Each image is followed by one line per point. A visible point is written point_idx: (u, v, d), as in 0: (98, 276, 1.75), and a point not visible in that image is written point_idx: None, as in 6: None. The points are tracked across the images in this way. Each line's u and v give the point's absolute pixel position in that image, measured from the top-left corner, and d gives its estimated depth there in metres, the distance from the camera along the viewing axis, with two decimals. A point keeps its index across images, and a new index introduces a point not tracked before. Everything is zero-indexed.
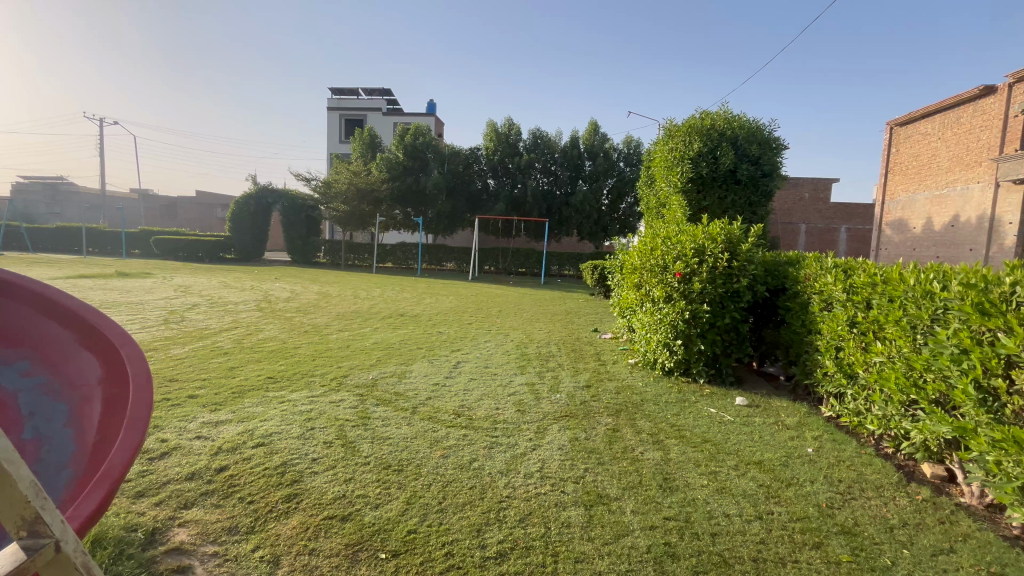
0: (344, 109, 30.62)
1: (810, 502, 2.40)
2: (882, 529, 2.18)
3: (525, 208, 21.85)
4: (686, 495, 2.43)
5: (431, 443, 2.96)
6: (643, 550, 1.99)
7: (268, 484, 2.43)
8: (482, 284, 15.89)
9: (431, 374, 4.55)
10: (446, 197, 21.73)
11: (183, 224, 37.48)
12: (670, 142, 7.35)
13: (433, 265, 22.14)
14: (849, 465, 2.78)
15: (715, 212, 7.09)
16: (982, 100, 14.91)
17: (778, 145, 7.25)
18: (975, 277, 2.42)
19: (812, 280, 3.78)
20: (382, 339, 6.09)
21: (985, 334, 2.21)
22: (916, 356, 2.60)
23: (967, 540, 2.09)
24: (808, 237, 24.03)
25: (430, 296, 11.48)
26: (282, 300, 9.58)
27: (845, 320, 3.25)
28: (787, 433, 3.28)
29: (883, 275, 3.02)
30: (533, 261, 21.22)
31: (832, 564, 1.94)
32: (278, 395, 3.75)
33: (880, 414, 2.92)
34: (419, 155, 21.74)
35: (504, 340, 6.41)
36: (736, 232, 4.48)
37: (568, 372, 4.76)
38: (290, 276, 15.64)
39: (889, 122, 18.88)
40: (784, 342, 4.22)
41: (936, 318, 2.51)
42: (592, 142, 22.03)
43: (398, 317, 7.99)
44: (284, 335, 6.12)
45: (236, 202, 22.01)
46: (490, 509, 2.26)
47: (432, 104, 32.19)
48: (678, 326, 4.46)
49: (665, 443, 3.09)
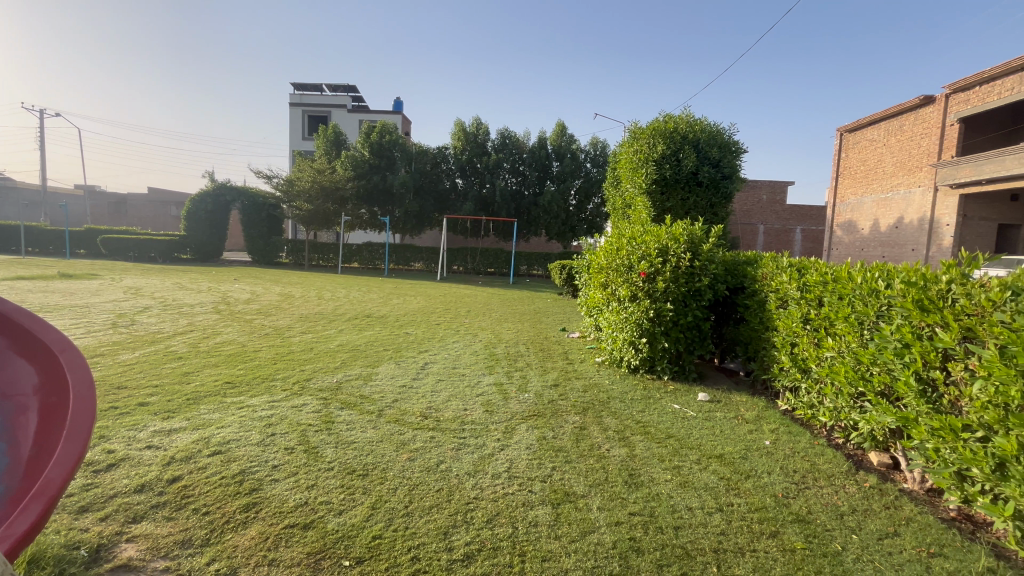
0: (308, 105, 29.80)
1: (767, 492, 2.50)
2: (833, 516, 2.29)
3: (494, 208, 21.85)
4: (650, 490, 2.48)
5: (397, 446, 2.91)
6: (609, 546, 2.02)
7: (225, 494, 2.33)
8: (450, 284, 15.80)
9: (397, 375, 4.48)
10: (413, 197, 21.45)
11: (133, 223, 35.65)
12: (636, 144, 7.50)
13: (400, 265, 21.84)
14: (803, 456, 2.90)
15: (678, 213, 7.27)
16: (923, 109, 15.89)
17: (737, 149, 7.50)
18: (915, 275, 2.56)
19: (769, 279, 3.92)
20: (347, 341, 5.96)
21: (925, 329, 2.35)
22: (863, 350, 2.73)
23: (910, 524, 2.21)
24: (766, 237, 25.02)
25: (397, 296, 11.34)
26: (242, 302, 9.26)
27: (800, 317, 3.40)
28: (746, 427, 3.40)
29: (833, 274, 3.17)
30: (502, 261, 21.24)
31: (786, 552, 2.02)
32: (237, 400, 3.61)
33: (831, 406, 3.07)
34: (386, 153, 21.41)
35: (472, 340, 6.38)
36: (697, 233, 4.61)
37: (536, 372, 4.77)
38: (251, 277, 15.13)
39: (839, 128, 19.90)
40: (743, 339, 4.37)
41: (880, 314, 2.66)
42: (559, 143, 22.27)
43: (364, 319, 7.84)
44: (244, 338, 5.90)
45: (192, 200, 21.13)
46: (457, 511, 2.25)
47: (399, 102, 31.80)
48: (642, 325, 4.54)
49: (630, 439, 3.14)
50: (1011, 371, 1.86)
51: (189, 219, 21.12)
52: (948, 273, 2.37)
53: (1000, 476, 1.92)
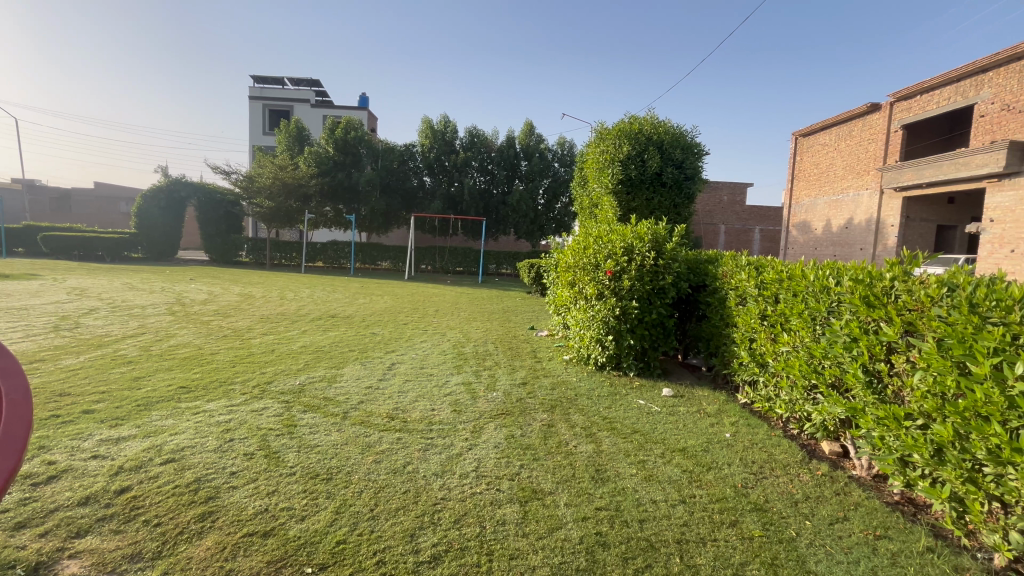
0: (268, 99, 28.82)
1: (727, 483, 2.58)
2: (788, 503, 2.39)
3: (462, 207, 21.72)
4: (616, 485, 2.53)
5: (363, 448, 2.86)
6: (575, 541, 2.04)
7: (179, 503, 2.23)
8: (418, 284, 15.61)
9: (363, 377, 4.39)
10: (379, 194, 21.09)
11: (77, 219, 33.52)
12: (602, 144, 7.62)
13: (367, 264, 21.43)
14: (760, 447, 3.01)
15: (642, 213, 7.41)
16: (870, 116, 16.79)
17: (700, 150, 7.70)
18: (863, 273, 2.69)
19: (729, 277, 4.05)
20: (310, 342, 5.80)
21: (871, 324, 2.49)
22: (816, 345, 2.87)
23: (859, 508, 2.34)
24: (727, 237, 25.86)
25: (363, 296, 11.12)
26: (198, 303, 8.88)
27: (757, 313, 3.53)
28: (708, 420, 3.50)
29: (787, 271, 3.30)
30: (471, 260, 21.15)
31: (745, 540, 2.09)
32: (193, 405, 3.46)
33: (786, 398, 3.21)
34: (351, 150, 20.94)
35: (440, 340, 6.32)
36: (661, 232, 4.71)
37: (505, 371, 4.78)
38: (208, 277, 14.53)
39: (794, 132, 20.77)
40: (705, 335, 4.51)
41: (831, 310, 2.78)
42: (527, 142, 22.36)
43: (330, 319, 7.65)
44: (201, 340, 5.66)
45: (144, 196, 20.22)
46: (424, 512, 2.22)
47: (365, 97, 31.18)
48: (609, 322, 4.61)
49: (597, 435, 3.19)
50: (947, 362, 1.99)
51: (141, 218, 20.08)
52: (892, 270, 2.50)
53: (938, 461, 2.05)
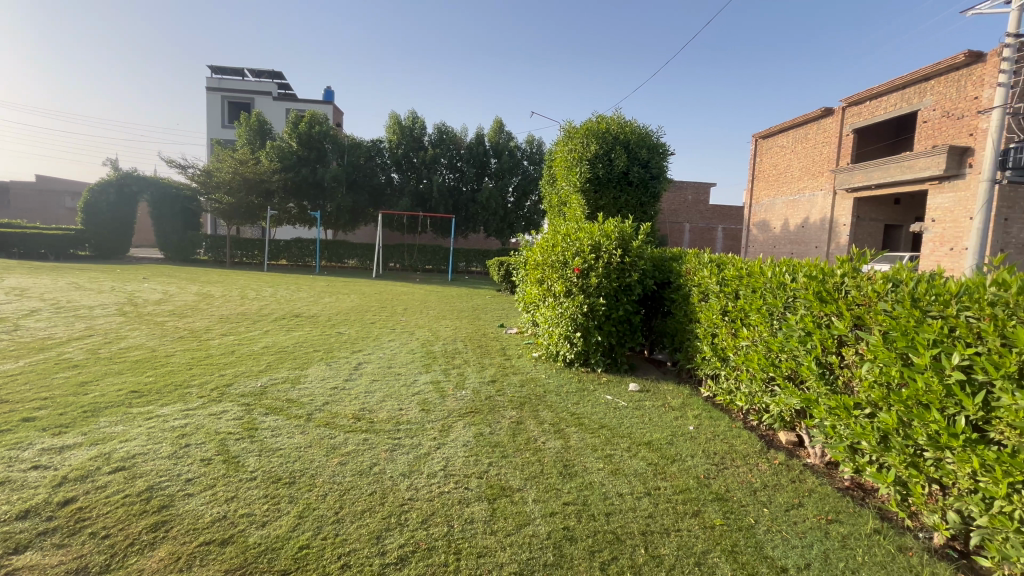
0: (227, 90, 27.72)
1: (691, 474, 2.66)
2: (748, 492, 2.48)
3: (431, 205, 21.50)
4: (584, 479, 2.56)
5: (328, 450, 2.79)
6: (543, 536, 2.06)
7: (129, 514, 2.11)
8: (386, 282, 15.37)
9: (329, 377, 4.28)
10: (346, 191, 20.64)
11: (15, 214, 31.37)
12: (570, 142, 7.68)
13: (333, 262, 20.93)
14: (722, 439, 3.11)
15: (610, 212, 7.53)
16: (824, 120, 17.56)
17: (665, 151, 7.86)
18: (816, 269, 2.80)
19: (692, 274, 4.16)
20: (273, 342, 5.63)
21: (823, 318, 2.60)
22: (773, 339, 2.98)
23: (812, 494, 2.45)
24: (691, 235, 26.59)
25: (329, 295, 10.87)
26: (151, 303, 8.47)
27: (719, 308, 3.64)
28: (673, 414, 3.59)
29: (746, 269, 3.40)
30: (440, 258, 20.97)
31: (707, 529, 2.15)
32: (146, 410, 3.29)
33: (746, 391, 3.32)
34: (316, 145, 20.40)
35: (409, 339, 6.24)
36: (628, 230, 4.79)
37: (474, 369, 4.77)
38: (163, 275, 13.87)
39: (754, 134, 21.50)
40: (670, 331, 4.61)
41: (787, 306, 2.90)
42: (497, 140, 22.32)
43: (293, 319, 7.44)
44: (155, 342, 5.40)
45: (91, 189, 19.15)
46: (391, 514, 2.18)
47: (330, 91, 30.42)
48: (577, 319, 4.66)
49: (565, 431, 3.22)
50: (893, 353, 2.10)
51: (87, 213, 18.95)
52: (843, 266, 2.61)
53: (884, 447, 2.17)
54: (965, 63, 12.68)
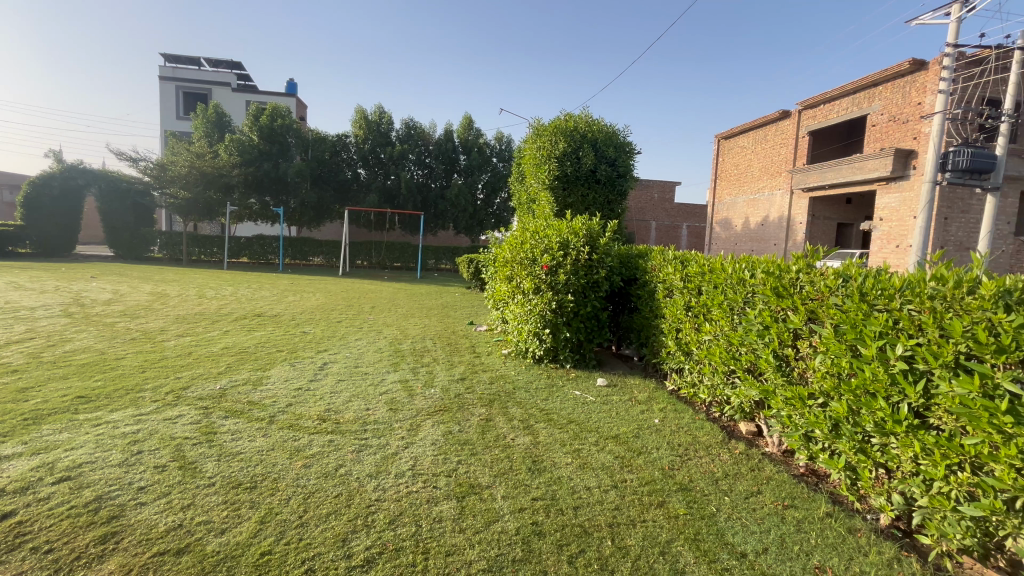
0: (182, 80, 26.52)
1: (656, 466, 2.72)
2: (710, 481, 2.56)
3: (399, 201, 21.16)
4: (553, 474, 2.58)
5: (291, 453, 2.71)
6: (512, 532, 2.06)
7: (74, 526, 2.00)
8: (353, 280, 15.07)
9: (292, 378, 4.17)
10: (310, 186, 20.08)
11: None
12: (539, 140, 7.73)
13: (297, 260, 20.36)
14: (686, 431, 3.19)
15: (578, 209, 7.60)
16: (782, 122, 18.26)
17: (631, 149, 7.97)
18: (773, 265, 2.91)
19: (657, 271, 4.25)
20: (233, 342, 5.43)
21: (780, 313, 2.71)
22: (734, 334, 3.08)
23: (770, 481, 2.55)
24: (658, 233, 27.20)
25: (293, 293, 10.59)
26: (101, 303, 8.04)
27: (683, 304, 3.74)
28: (639, 408, 3.66)
29: (708, 265, 3.50)
30: (409, 255, 20.75)
31: (671, 519, 2.21)
32: (94, 417, 3.11)
33: (709, 383, 3.42)
34: (278, 139, 19.74)
35: (377, 337, 6.14)
36: (595, 228, 4.86)
37: (442, 367, 4.72)
38: (113, 274, 13.16)
39: (717, 134, 22.15)
40: (637, 326, 4.71)
41: (746, 301, 3.01)
42: (466, 136, 22.18)
43: (255, 318, 7.21)
44: (104, 344, 5.12)
45: (32, 184, 17.88)
46: (357, 515, 2.14)
47: (293, 83, 29.49)
48: (546, 316, 4.69)
49: (534, 427, 3.24)
50: (843, 346, 2.21)
51: (28, 209, 17.72)
52: (797, 263, 2.71)
53: (835, 435, 2.29)
54: (910, 70, 13.41)
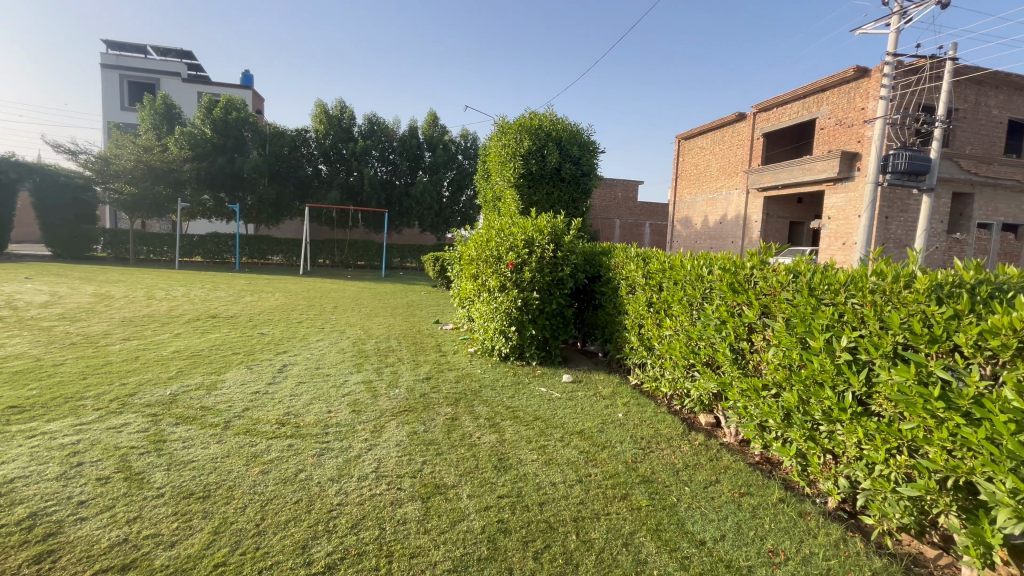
0: (126, 69, 25.02)
1: (619, 459, 2.77)
2: (671, 472, 2.63)
3: (362, 198, 20.69)
4: (518, 471, 2.59)
5: (247, 459, 2.61)
6: (477, 531, 2.05)
7: (6, 547, 1.86)
8: (315, 279, 14.66)
9: (249, 381, 4.01)
10: (268, 182, 19.37)
11: None
12: (504, 137, 7.72)
13: (255, 258, 19.63)
14: (649, 424, 3.27)
15: (543, 207, 7.64)
16: (738, 124, 18.93)
17: (595, 148, 8.06)
18: (730, 262, 2.99)
19: (620, 268, 4.33)
20: (185, 346, 5.17)
21: (736, 307, 2.81)
22: (693, 328, 3.17)
23: (728, 470, 2.65)
24: (621, 231, 27.69)
25: (250, 293, 10.19)
26: (35, 306, 7.47)
27: (645, 300, 3.82)
28: (603, 402, 3.72)
29: (668, 262, 3.59)
30: (373, 253, 20.40)
31: (634, 510, 2.26)
32: (27, 428, 2.89)
33: (670, 377, 3.51)
34: (233, 132, 18.91)
35: (339, 338, 5.98)
36: (560, 225, 4.91)
37: (408, 366, 4.66)
38: (49, 275, 12.29)
39: (678, 135, 22.76)
40: (601, 323, 4.79)
41: (704, 297, 3.11)
42: (431, 133, 21.93)
43: (210, 320, 6.89)
44: (40, 350, 4.77)
45: None
46: (317, 521, 2.08)
47: (248, 74, 28.31)
48: (511, 314, 4.70)
49: (500, 425, 3.24)
50: (794, 338, 2.32)
51: None
52: (751, 260, 2.81)
53: (786, 424, 2.40)
54: (854, 77, 14.16)
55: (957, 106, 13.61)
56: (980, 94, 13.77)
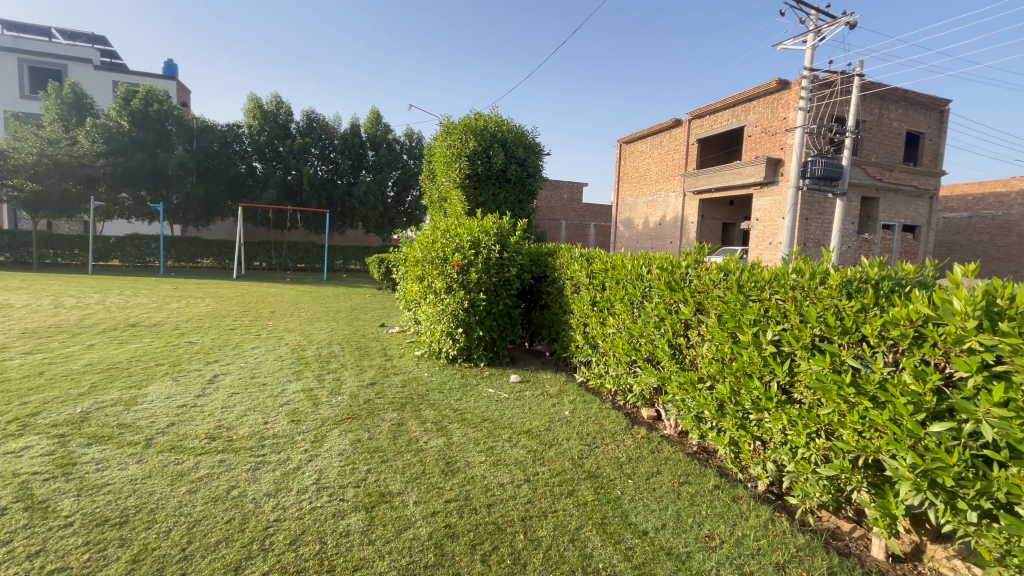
0: (26, 52, 22.55)
1: (566, 457, 2.81)
2: (615, 466, 2.71)
3: (301, 198, 19.77)
4: (466, 474, 2.57)
5: (172, 479, 2.42)
6: (424, 538, 2.02)
7: None
8: (250, 283, 13.86)
9: (175, 395, 3.71)
10: (197, 180, 18.25)
11: None
12: (449, 138, 7.65)
13: (181, 262, 18.28)
14: (594, 420, 3.34)
15: (489, 208, 7.63)
16: (675, 130, 19.86)
17: (540, 150, 8.16)
18: (667, 262, 3.10)
19: (565, 268, 4.40)
20: (99, 358, 4.72)
21: (672, 304, 2.94)
22: (634, 325, 3.29)
23: (668, 461, 2.76)
24: (567, 232, 28.19)
25: (177, 299, 9.45)
26: None
27: (589, 299, 3.91)
28: (550, 401, 3.78)
29: (610, 262, 3.69)
30: (314, 255, 19.55)
31: (580, 506, 2.31)
32: None
33: (614, 373, 3.61)
34: (155, 126, 17.54)
35: (276, 344, 5.68)
36: (506, 226, 4.93)
37: (351, 372, 4.52)
38: None
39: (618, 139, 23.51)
40: (547, 323, 4.86)
41: (643, 295, 3.23)
42: (374, 131, 21.33)
43: (129, 329, 6.33)
44: None
45: None
46: (252, 540, 1.97)
47: (171, 64, 26.31)
48: (458, 315, 4.67)
49: (448, 428, 3.20)
50: (725, 333, 2.47)
51: None
52: (687, 259, 2.93)
53: (720, 414, 2.54)
54: (776, 88, 15.24)
55: (864, 118, 14.99)
56: (883, 108, 15.23)
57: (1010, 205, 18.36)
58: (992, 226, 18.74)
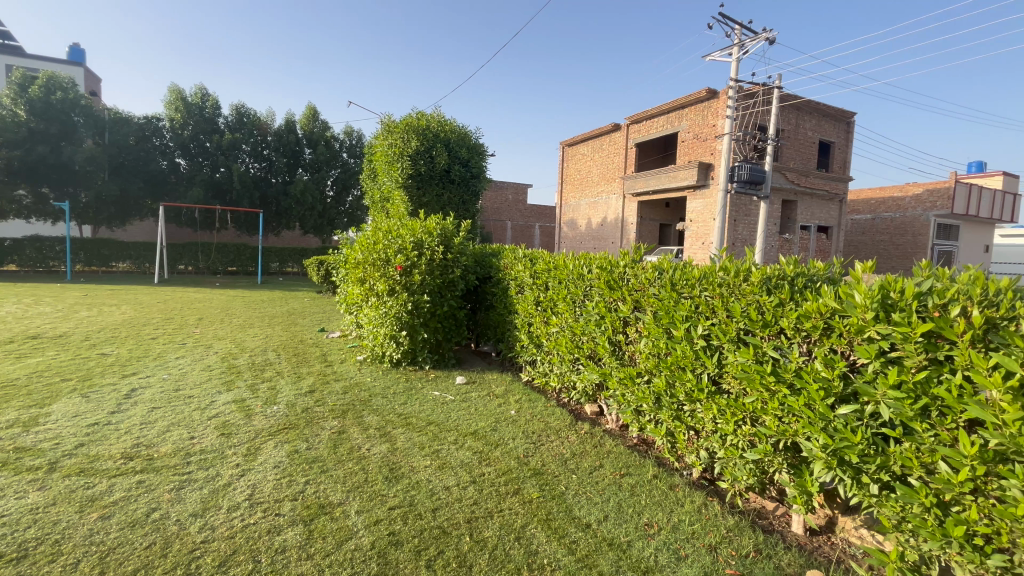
0: None
1: (512, 456, 2.84)
2: (560, 463, 2.76)
3: (231, 197, 18.60)
4: (410, 479, 2.52)
5: (82, 505, 2.20)
6: (366, 548, 1.96)
7: None
8: (175, 288, 12.86)
9: (84, 412, 3.37)
10: (109, 177, 16.74)
11: None
12: (390, 137, 7.47)
13: (92, 267, 16.65)
14: (539, 419, 3.39)
15: (433, 208, 7.53)
16: (614, 134, 20.53)
17: (484, 151, 8.15)
18: (607, 262, 3.19)
19: (509, 268, 4.44)
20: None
21: (612, 302, 3.04)
22: (576, 324, 3.36)
23: (610, 454, 2.86)
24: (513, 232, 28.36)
25: (87, 308, 8.59)
26: None
27: (532, 299, 3.96)
28: (497, 401, 3.80)
29: (552, 262, 3.76)
30: (246, 258, 18.39)
31: (525, 503, 2.33)
32: None
33: (558, 371, 3.67)
34: (59, 116, 15.69)
35: (204, 354, 5.30)
36: (449, 227, 4.87)
37: (288, 380, 4.31)
38: None
39: (562, 142, 23.99)
40: (493, 324, 4.87)
41: (585, 294, 3.31)
42: (310, 128, 20.46)
43: (28, 341, 5.67)
44: None
45: None
46: (177, 564, 1.83)
47: (77, 50, 24.03)
48: (401, 318, 4.57)
49: (391, 433, 3.13)
50: (660, 329, 2.59)
51: None
52: (624, 259, 3.04)
53: (657, 406, 2.66)
54: (706, 97, 16.17)
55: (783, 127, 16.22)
56: (799, 118, 16.55)
57: (906, 208, 20.58)
58: (891, 226, 20.90)
